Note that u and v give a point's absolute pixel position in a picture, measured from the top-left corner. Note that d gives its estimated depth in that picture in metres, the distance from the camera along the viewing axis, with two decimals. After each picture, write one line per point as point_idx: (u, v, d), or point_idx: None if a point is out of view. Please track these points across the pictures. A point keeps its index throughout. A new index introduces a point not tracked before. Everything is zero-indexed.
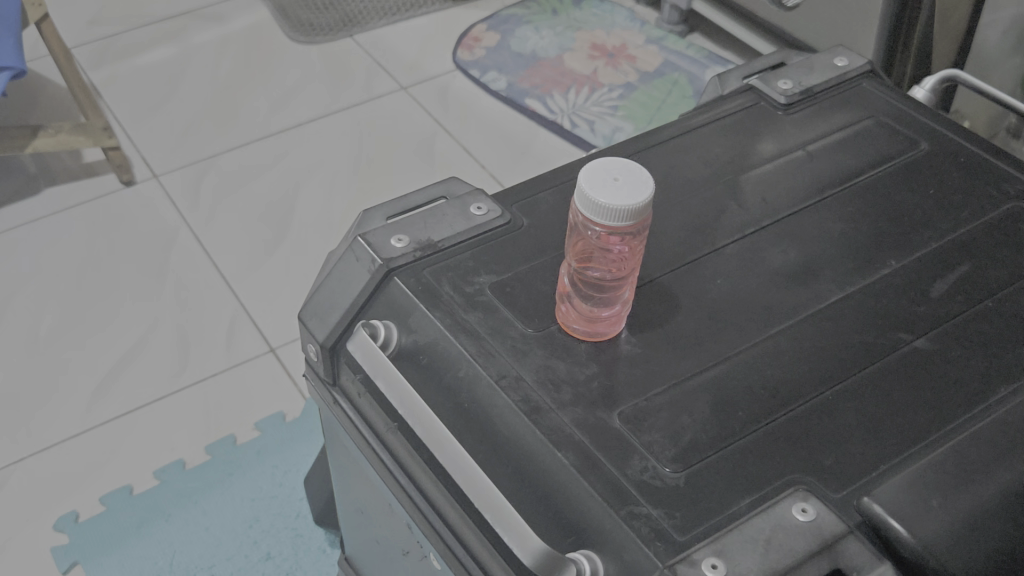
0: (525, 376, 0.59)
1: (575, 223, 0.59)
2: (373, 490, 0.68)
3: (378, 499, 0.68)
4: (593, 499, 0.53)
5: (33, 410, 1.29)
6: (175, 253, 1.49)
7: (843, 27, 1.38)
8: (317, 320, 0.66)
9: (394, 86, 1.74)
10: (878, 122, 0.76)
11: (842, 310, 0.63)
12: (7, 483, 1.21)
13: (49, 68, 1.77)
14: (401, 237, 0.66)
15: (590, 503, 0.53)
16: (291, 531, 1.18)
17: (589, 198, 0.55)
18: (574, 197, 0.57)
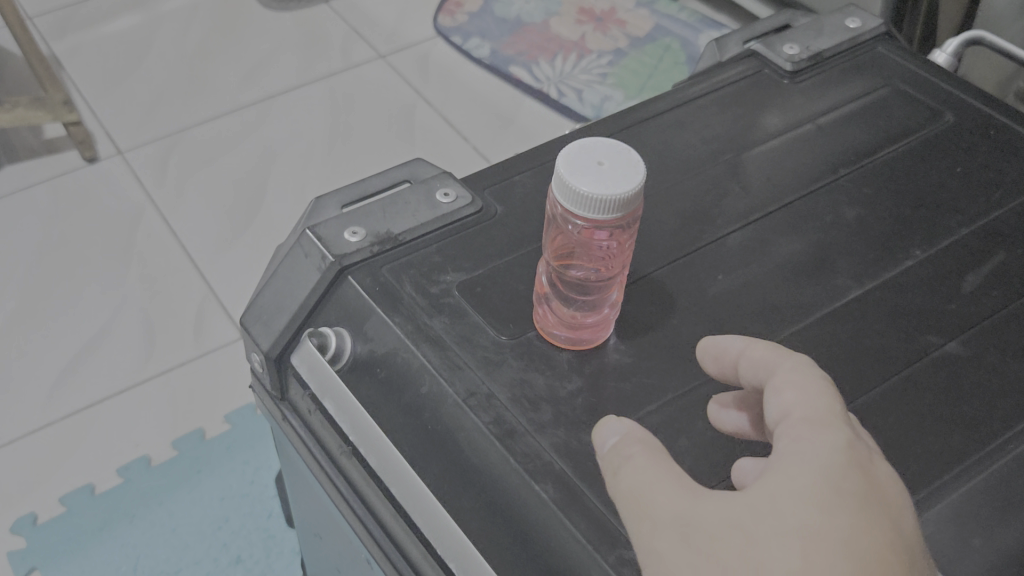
0: (497, 393, 0.50)
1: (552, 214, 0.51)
2: (328, 516, 0.60)
3: (334, 525, 0.60)
4: (576, 541, 0.45)
5: None
6: (140, 232, 1.34)
7: None
8: (260, 325, 0.57)
9: (372, 54, 1.61)
10: (896, 90, 0.68)
11: (862, 309, 0.55)
12: None
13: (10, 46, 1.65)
14: (356, 230, 0.57)
15: (573, 547, 0.45)
16: (262, 532, 1.06)
17: (567, 186, 0.46)
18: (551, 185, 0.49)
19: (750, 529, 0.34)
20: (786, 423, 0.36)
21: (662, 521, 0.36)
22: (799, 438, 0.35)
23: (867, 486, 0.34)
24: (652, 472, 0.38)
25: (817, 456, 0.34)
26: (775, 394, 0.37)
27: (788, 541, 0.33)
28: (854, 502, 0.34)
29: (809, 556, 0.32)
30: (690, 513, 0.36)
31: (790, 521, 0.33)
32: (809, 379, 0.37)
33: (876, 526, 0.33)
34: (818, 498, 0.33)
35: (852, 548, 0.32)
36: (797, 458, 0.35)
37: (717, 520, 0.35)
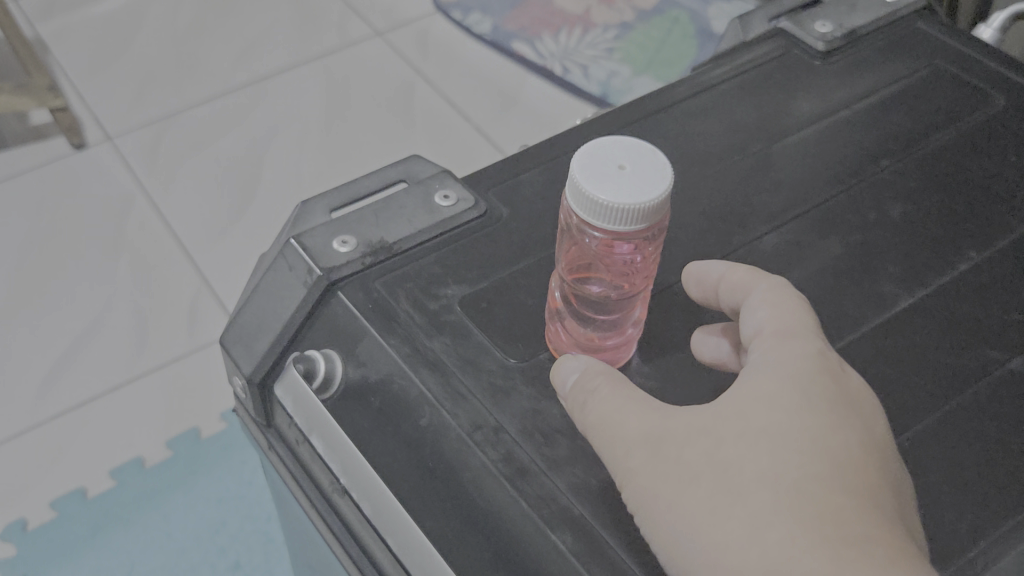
0: (505, 426, 0.45)
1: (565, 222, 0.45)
2: (319, 550, 0.55)
3: (322, 556, 0.55)
4: None
5: None
6: (130, 221, 1.24)
7: None
8: (242, 347, 0.51)
9: (369, 31, 1.52)
10: (938, 70, 0.62)
11: (915, 320, 0.49)
12: None
13: None
14: (346, 239, 0.52)
15: None
16: (263, 535, 0.98)
17: (584, 194, 0.40)
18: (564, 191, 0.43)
19: (725, 434, 0.37)
20: (760, 339, 0.40)
21: (633, 437, 0.38)
22: (770, 351, 0.39)
23: (836, 393, 0.38)
24: (618, 397, 0.39)
25: (789, 368, 0.38)
26: (751, 308, 0.41)
27: (765, 441, 0.36)
28: (823, 405, 0.37)
29: (785, 451, 0.35)
30: (661, 427, 0.38)
31: (765, 422, 0.36)
32: (782, 297, 0.41)
33: (845, 426, 0.37)
34: (791, 404, 0.37)
35: (822, 443, 0.36)
36: (769, 370, 0.38)
37: (692, 430, 0.37)
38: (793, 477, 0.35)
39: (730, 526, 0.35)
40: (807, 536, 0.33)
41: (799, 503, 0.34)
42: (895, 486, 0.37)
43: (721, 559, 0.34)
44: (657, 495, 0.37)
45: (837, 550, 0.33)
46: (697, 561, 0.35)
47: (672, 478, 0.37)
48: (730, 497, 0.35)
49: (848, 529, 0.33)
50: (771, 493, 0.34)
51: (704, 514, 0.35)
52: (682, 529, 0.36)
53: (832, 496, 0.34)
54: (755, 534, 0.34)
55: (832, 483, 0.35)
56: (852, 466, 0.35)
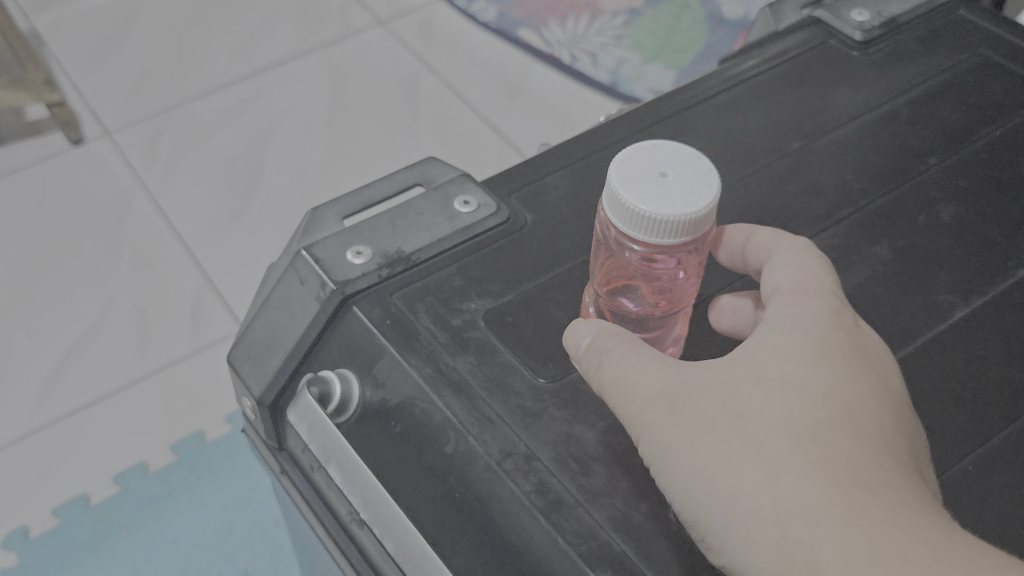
0: (537, 453, 0.41)
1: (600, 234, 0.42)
2: None
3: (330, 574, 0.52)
4: None
5: None
6: (131, 219, 1.21)
7: None
8: (252, 365, 0.48)
9: (371, 20, 1.48)
10: (985, 62, 0.58)
11: (974, 334, 0.45)
12: None
13: None
14: (360, 250, 0.48)
15: None
16: (271, 541, 0.95)
17: (624, 206, 0.37)
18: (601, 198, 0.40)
19: (737, 383, 0.36)
20: (779, 296, 0.39)
21: (647, 392, 0.37)
22: (788, 305, 0.38)
23: (851, 344, 0.37)
24: (636, 356, 0.38)
25: (805, 321, 0.37)
26: (774, 267, 0.40)
27: (780, 390, 0.35)
28: (839, 354, 0.36)
29: (800, 399, 0.35)
30: (677, 380, 0.37)
31: (780, 371, 0.36)
32: (805, 258, 0.40)
33: (860, 374, 0.36)
34: (806, 353, 0.36)
35: (838, 390, 0.35)
36: (785, 323, 0.37)
37: (706, 381, 0.36)
38: (808, 423, 0.34)
39: (744, 473, 0.34)
40: (822, 481, 0.33)
41: (815, 450, 0.33)
42: (909, 431, 0.36)
43: (735, 506, 0.34)
44: (670, 444, 0.36)
45: (854, 497, 0.32)
46: (709, 507, 0.34)
47: (688, 430, 0.36)
48: (745, 445, 0.34)
49: (863, 474, 0.33)
50: (787, 439, 0.34)
51: (717, 461, 0.34)
52: (694, 476, 0.35)
53: (849, 443, 0.34)
54: (768, 481, 0.33)
55: (847, 430, 0.34)
56: (868, 412, 0.35)
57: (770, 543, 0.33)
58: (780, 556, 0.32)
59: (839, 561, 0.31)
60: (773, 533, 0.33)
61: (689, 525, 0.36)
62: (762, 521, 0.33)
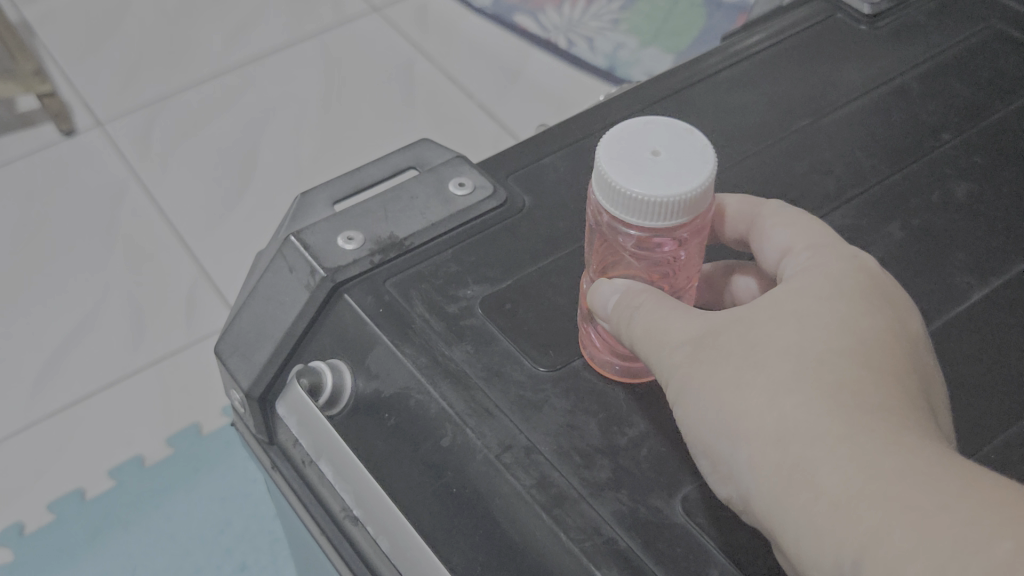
0: (539, 445, 0.40)
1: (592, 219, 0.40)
2: None
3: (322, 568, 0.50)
4: None
5: None
6: (124, 210, 1.19)
7: None
8: (240, 357, 0.46)
9: (365, 6, 1.45)
10: (998, 35, 0.56)
11: (992, 317, 0.43)
12: None
13: None
14: (351, 235, 0.46)
15: None
16: (268, 535, 0.93)
17: (616, 189, 0.34)
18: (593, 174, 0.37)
19: (754, 319, 0.35)
20: (792, 256, 0.38)
21: (668, 335, 0.36)
22: (805, 256, 0.37)
23: (873, 286, 0.36)
24: (662, 307, 0.37)
25: (826, 264, 0.37)
26: (767, 233, 0.39)
27: (795, 322, 0.35)
28: (857, 294, 0.36)
29: (813, 330, 0.34)
30: (700, 323, 0.36)
31: (796, 306, 0.35)
32: (796, 218, 0.39)
33: (879, 312, 0.35)
34: (823, 291, 0.35)
35: (853, 324, 0.34)
36: (804, 267, 0.37)
37: (724, 319, 0.36)
38: (817, 351, 0.34)
39: (750, 398, 0.33)
40: (828, 404, 0.32)
41: (823, 375, 0.33)
42: (925, 373, 0.35)
43: (740, 430, 0.33)
44: (686, 380, 0.35)
45: (857, 417, 0.31)
46: (717, 434, 0.34)
47: (703, 362, 0.35)
48: (754, 372, 0.34)
49: (868, 399, 0.32)
50: (795, 365, 0.33)
51: (727, 390, 0.34)
52: (705, 406, 0.35)
53: (857, 372, 0.33)
54: (774, 404, 0.33)
55: (858, 360, 0.33)
56: (881, 346, 0.34)
57: (772, 464, 0.32)
58: (780, 476, 0.32)
59: (835, 478, 0.30)
60: (775, 454, 0.32)
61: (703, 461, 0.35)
62: (765, 443, 0.32)
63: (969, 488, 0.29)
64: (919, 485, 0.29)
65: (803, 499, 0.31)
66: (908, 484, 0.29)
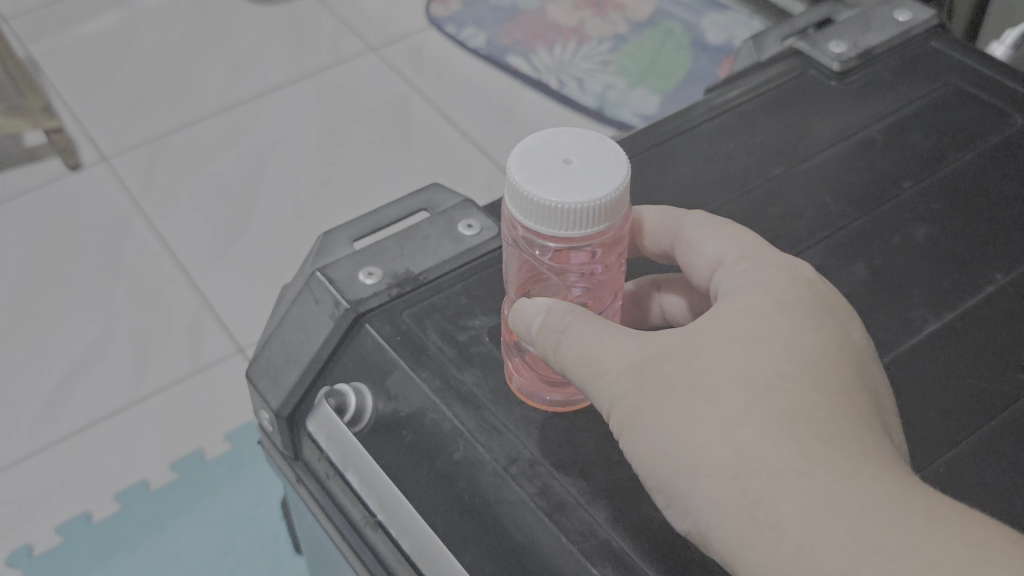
0: (540, 458, 0.45)
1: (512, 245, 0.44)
2: None
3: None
4: None
5: None
6: (130, 243, 1.23)
7: None
8: (269, 380, 0.51)
9: (363, 46, 1.51)
10: (956, 90, 0.62)
11: (945, 346, 0.49)
12: None
13: None
14: (372, 271, 0.52)
15: None
16: (270, 558, 0.96)
17: (532, 198, 0.37)
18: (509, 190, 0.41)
19: (700, 344, 0.39)
20: (726, 270, 0.42)
21: (612, 362, 0.39)
22: (745, 272, 0.41)
23: (810, 301, 0.40)
24: (595, 332, 0.40)
25: (767, 282, 0.40)
26: (699, 247, 0.44)
27: (739, 347, 0.38)
28: (798, 310, 0.39)
29: (759, 356, 0.38)
30: (637, 348, 0.39)
31: (738, 330, 0.39)
32: (726, 229, 0.43)
33: (818, 329, 0.39)
34: (765, 313, 0.39)
35: (796, 346, 0.38)
36: (746, 288, 0.40)
37: (669, 345, 0.39)
38: (766, 380, 0.37)
39: (706, 431, 0.37)
40: (781, 434, 0.35)
41: (774, 404, 0.36)
42: (867, 381, 0.39)
43: (698, 464, 0.36)
44: (636, 408, 0.39)
45: (811, 447, 0.35)
46: (677, 465, 0.37)
47: (653, 392, 0.39)
48: (706, 405, 0.37)
49: (820, 427, 0.36)
50: (746, 396, 0.37)
51: (681, 422, 0.37)
52: (660, 436, 0.38)
53: (806, 398, 0.36)
54: (729, 435, 0.36)
55: (805, 385, 0.37)
56: (824, 366, 0.38)
57: (732, 496, 0.35)
58: (744, 510, 0.35)
59: (798, 514, 0.34)
60: (735, 490, 0.35)
61: (657, 487, 0.39)
62: (726, 478, 0.36)
63: (929, 524, 0.32)
64: (882, 520, 0.33)
65: (768, 535, 0.34)
66: (873, 520, 0.33)
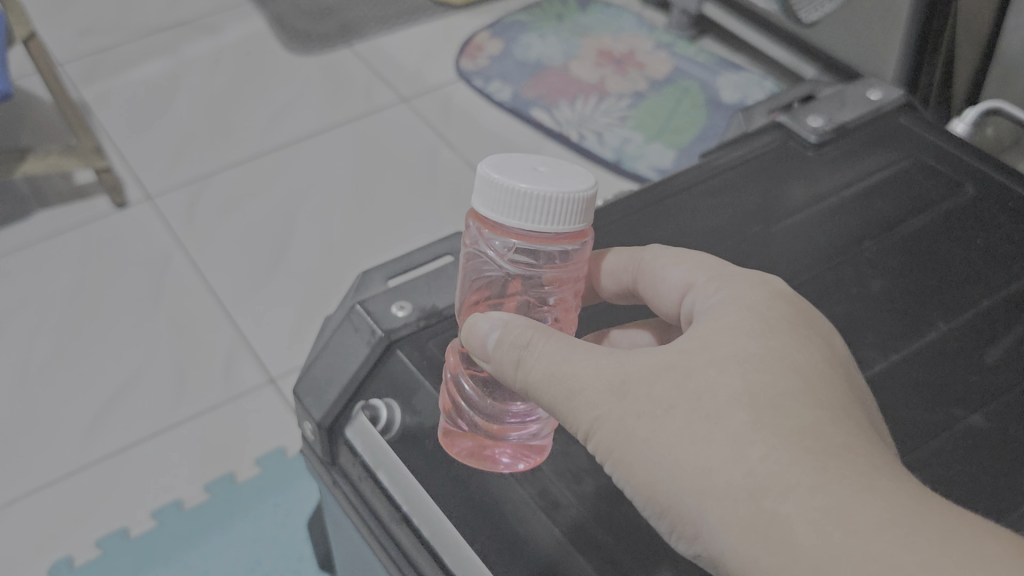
0: (541, 465, 0.54)
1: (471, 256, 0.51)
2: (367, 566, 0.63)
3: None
4: None
5: (16, 457, 1.12)
6: (171, 278, 1.33)
7: (876, 30, 1.30)
8: (313, 396, 0.59)
9: (395, 97, 1.60)
10: (918, 162, 0.71)
11: (889, 381, 0.57)
12: None
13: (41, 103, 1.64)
14: (403, 305, 0.61)
15: None
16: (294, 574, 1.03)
17: (504, 188, 0.44)
18: (475, 203, 0.46)
19: (692, 364, 0.42)
20: (698, 290, 0.48)
21: (587, 382, 0.43)
22: (725, 292, 0.45)
23: (792, 317, 0.44)
24: (561, 349, 0.44)
25: (746, 300, 0.44)
26: (665, 274, 0.50)
27: (733, 366, 0.41)
28: (780, 328, 0.43)
29: (753, 374, 0.41)
30: (617, 370, 0.43)
31: (730, 350, 0.42)
32: (687, 256, 0.49)
33: (804, 347, 0.42)
34: (752, 331, 0.43)
35: (787, 363, 0.41)
36: (728, 306, 0.44)
37: (657, 367, 0.42)
38: (766, 397, 0.40)
39: (713, 452, 0.39)
40: (787, 453, 0.38)
41: (774, 421, 0.39)
42: (853, 393, 0.42)
43: (705, 487, 0.39)
44: (630, 429, 0.42)
45: (819, 469, 0.37)
46: (686, 488, 0.40)
47: (647, 415, 0.41)
48: (710, 426, 0.40)
49: (826, 442, 0.38)
50: (747, 414, 0.39)
51: (684, 443, 0.40)
52: (662, 456, 0.41)
53: (808, 415, 0.39)
54: (736, 453, 0.39)
55: (801, 400, 0.40)
56: (816, 381, 0.41)
57: (742, 516, 0.38)
58: (757, 531, 0.38)
59: (811, 530, 0.36)
60: (746, 510, 0.38)
61: (659, 506, 0.42)
62: (736, 499, 0.38)
63: (946, 539, 0.35)
64: (902, 537, 0.35)
65: (783, 555, 0.37)
66: (893, 536, 0.35)
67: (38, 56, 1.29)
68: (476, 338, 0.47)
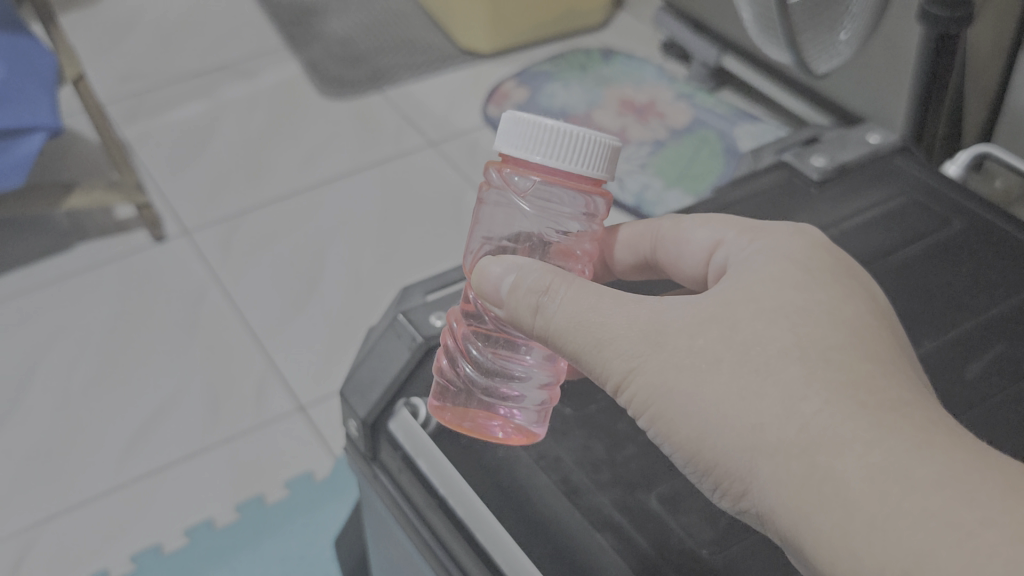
0: (564, 456, 0.61)
1: (494, 195, 0.57)
2: (403, 553, 0.68)
3: (410, 565, 0.67)
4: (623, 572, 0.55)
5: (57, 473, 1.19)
6: (206, 307, 1.40)
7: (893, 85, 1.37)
8: (358, 396, 0.66)
9: (423, 141, 1.68)
10: (911, 199, 0.77)
11: None
12: (29, 554, 1.11)
13: (85, 141, 1.72)
14: (442, 317, 0.67)
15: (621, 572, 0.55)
16: None
17: (534, 123, 0.50)
18: (501, 144, 0.51)
19: (738, 315, 0.46)
20: (729, 244, 0.54)
21: (609, 338, 0.48)
22: (770, 239, 0.51)
23: (837, 270, 0.48)
24: (587, 298, 0.48)
25: (791, 250, 0.49)
26: (690, 234, 0.57)
27: (784, 320, 0.45)
28: (827, 280, 0.47)
29: (803, 329, 0.45)
30: (648, 322, 0.48)
31: (778, 302, 0.46)
32: (707, 217, 0.56)
33: (852, 299, 0.47)
34: (797, 283, 0.47)
35: (839, 319, 0.45)
36: (777, 256, 0.49)
37: (700, 319, 0.47)
38: (818, 351, 0.44)
39: (769, 406, 0.43)
40: (845, 406, 0.41)
41: (829, 375, 0.43)
42: (899, 347, 0.46)
43: (759, 446, 0.43)
44: (672, 383, 0.46)
45: (880, 424, 0.40)
46: (737, 445, 0.44)
47: (689, 368, 0.46)
48: (761, 382, 0.44)
49: (881, 398, 0.42)
50: (800, 368, 0.43)
51: (736, 400, 0.44)
52: (711, 416, 0.45)
53: (862, 367, 0.43)
54: (790, 406, 0.42)
55: (853, 353, 0.44)
56: (866, 337, 0.45)
57: (792, 472, 0.42)
58: (811, 489, 0.41)
59: (867, 488, 0.39)
60: (800, 467, 0.41)
61: (706, 463, 0.46)
62: (789, 455, 0.42)
63: (1008, 496, 0.37)
64: (962, 494, 0.38)
65: (837, 512, 0.40)
66: (951, 492, 0.38)
67: (86, 97, 1.37)
68: (490, 284, 0.51)
